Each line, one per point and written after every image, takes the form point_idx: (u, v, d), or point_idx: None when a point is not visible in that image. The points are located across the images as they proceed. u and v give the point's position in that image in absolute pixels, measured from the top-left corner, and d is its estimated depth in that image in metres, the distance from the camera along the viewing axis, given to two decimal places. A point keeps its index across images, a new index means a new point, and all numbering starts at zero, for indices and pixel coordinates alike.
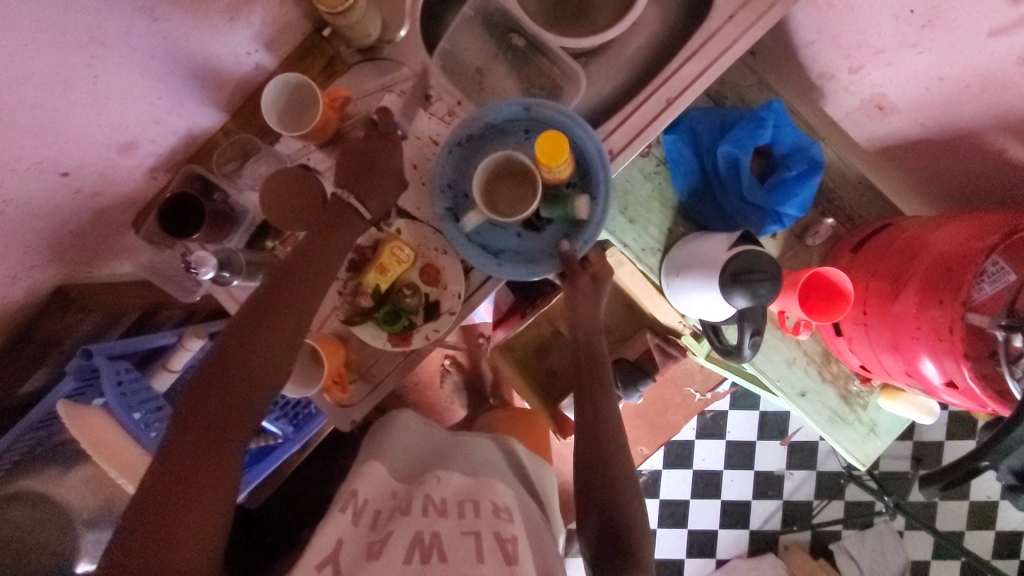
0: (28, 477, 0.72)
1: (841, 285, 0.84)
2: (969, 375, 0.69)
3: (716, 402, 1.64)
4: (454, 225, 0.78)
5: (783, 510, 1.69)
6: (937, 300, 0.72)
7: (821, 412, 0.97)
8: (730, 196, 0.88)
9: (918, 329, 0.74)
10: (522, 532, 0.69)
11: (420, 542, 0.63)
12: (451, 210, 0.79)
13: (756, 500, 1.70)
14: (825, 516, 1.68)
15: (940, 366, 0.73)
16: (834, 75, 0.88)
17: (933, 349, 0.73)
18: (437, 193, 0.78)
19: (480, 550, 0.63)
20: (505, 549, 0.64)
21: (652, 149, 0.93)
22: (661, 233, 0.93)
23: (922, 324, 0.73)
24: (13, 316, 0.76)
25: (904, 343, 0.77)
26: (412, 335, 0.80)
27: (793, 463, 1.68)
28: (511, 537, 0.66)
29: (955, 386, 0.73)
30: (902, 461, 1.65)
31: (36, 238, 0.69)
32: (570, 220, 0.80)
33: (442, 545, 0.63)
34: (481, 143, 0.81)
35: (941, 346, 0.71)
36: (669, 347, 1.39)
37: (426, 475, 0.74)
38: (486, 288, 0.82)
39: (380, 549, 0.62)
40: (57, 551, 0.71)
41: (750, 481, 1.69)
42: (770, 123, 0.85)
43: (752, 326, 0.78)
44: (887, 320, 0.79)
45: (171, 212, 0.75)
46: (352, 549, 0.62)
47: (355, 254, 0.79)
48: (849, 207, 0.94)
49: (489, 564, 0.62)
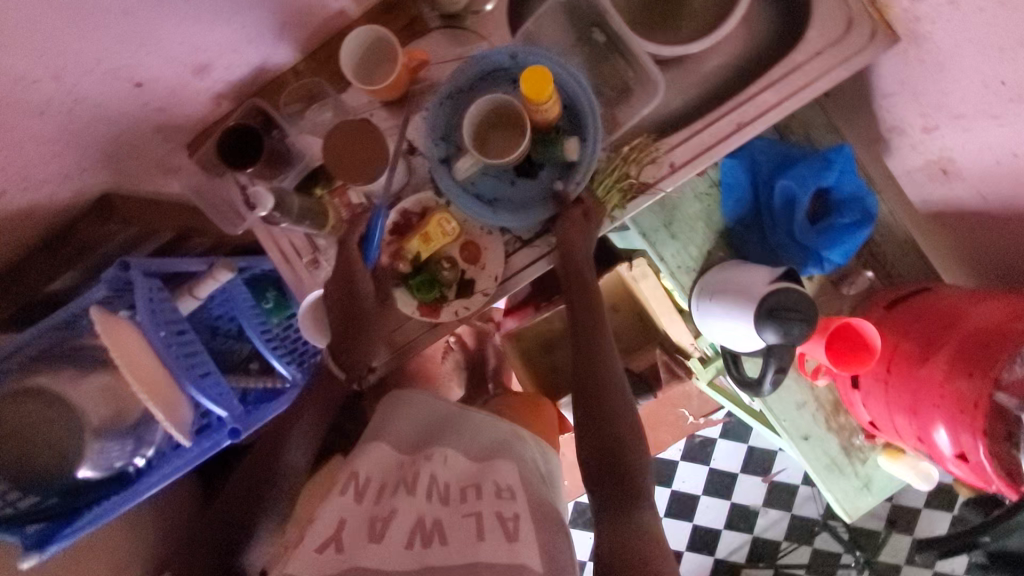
0: (43, 374, 0.73)
1: (870, 339, 0.84)
2: (983, 451, 0.69)
3: (708, 428, 1.64)
4: (448, 174, 0.78)
5: (751, 546, 1.71)
6: (965, 373, 0.72)
7: (819, 458, 0.98)
8: (779, 231, 0.88)
9: (940, 397, 0.74)
10: (524, 508, 0.68)
11: (422, 526, 0.65)
12: (445, 159, 0.78)
13: (727, 531, 1.71)
14: (791, 559, 1.70)
15: (954, 437, 0.73)
16: (906, 130, 0.88)
17: (951, 419, 0.73)
18: (429, 144, 0.78)
19: (481, 529, 0.63)
20: (506, 527, 0.64)
21: (708, 170, 0.92)
22: (700, 254, 0.93)
23: (945, 393, 0.74)
24: (55, 214, 0.76)
25: (923, 407, 0.77)
26: (442, 308, 0.80)
27: (770, 502, 1.69)
28: (513, 516, 0.66)
29: (964, 459, 0.73)
30: (877, 520, 1.66)
31: (94, 141, 0.69)
32: (562, 164, 0.78)
33: (443, 529, 0.65)
34: (467, 87, 0.79)
35: (960, 419, 0.72)
36: (674, 366, 1.38)
37: (430, 453, 0.77)
38: (522, 276, 0.82)
39: (382, 531, 0.64)
40: (61, 454, 0.71)
41: (725, 511, 1.70)
42: (836, 168, 0.84)
43: (777, 362, 0.78)
44: (911, 383, 0.79)
45: (230, 141, 0.75)
46: (356, 526, 0.64)
47: (400, 218, 0.79)
48: (890, 264, 0.94)
49: (490, 541, 0.62)
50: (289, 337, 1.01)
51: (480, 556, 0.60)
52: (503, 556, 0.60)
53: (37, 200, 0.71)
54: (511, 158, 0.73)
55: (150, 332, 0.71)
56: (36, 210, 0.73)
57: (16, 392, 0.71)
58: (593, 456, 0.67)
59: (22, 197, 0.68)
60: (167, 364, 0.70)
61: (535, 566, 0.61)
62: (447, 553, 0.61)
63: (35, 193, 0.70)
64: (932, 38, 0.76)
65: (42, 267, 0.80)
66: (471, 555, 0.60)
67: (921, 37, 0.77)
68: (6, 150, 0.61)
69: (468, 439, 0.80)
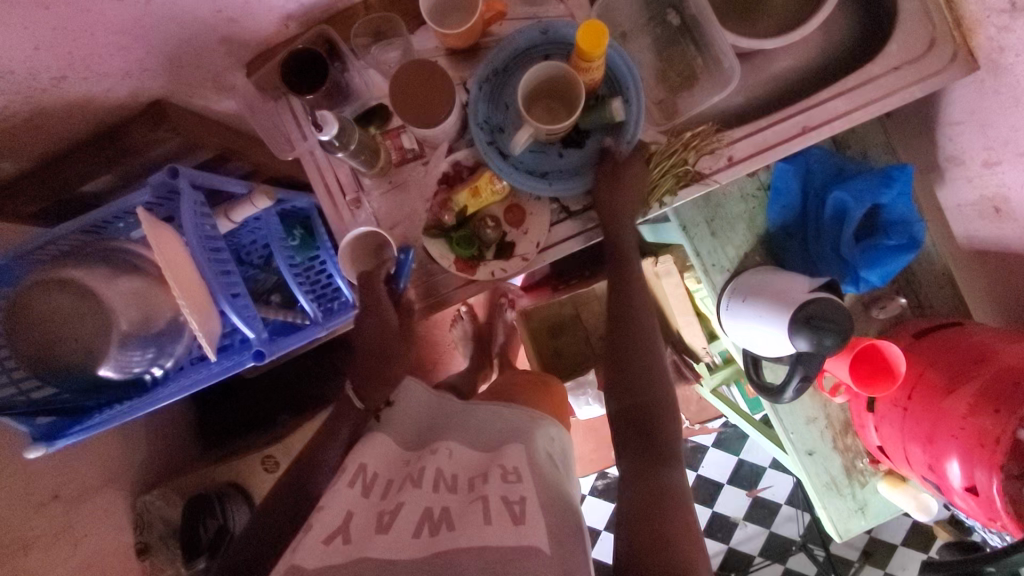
0: (73, 268, 0.72)
1: (894, 365, 0.83)
2: (995, 487, 0.69)
3: (702, 435, 1.65)
4: (500, 158, 0.76)
5: (724, 555, 1.72)
6: (991, 409, 0.72)
7: (820, 475, 0.98)
8: (822, 243, 0.88)
9: (959, 430, 0.75)
10: (531, 491, 0.65)
11: (429, 516, 0.62)
12: (493, 144, 0.76)
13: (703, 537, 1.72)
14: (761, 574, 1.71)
15: (968, 470, 0.73)
16: (965, 161, 0.87)
17: (967, 453, 0.73)
18: (475, 130, 0.75)
19: (488, 512, 0.61)
20: (512, 510, 0.61)
21: (759, 172, 0.91)
22: (737, 255, 0.92)
23: (965, 426, 0.74)
24: (107, 111, 0.75)
25: (939, 438, 0.77)
26: (477, 266, 0.79)
27: (751, 516, 1.70)
28: (519, 499, 0.63)
29: (974, 493, 0.73)
30: (852, 550, 1.68)
31: (162, 42, 0.68)
32: (608, 126, 0.76)
33: (451, 518, 0.62)
34: (502, 69, 0.76)
35: (978, 453, 0.72)
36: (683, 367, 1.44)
37: (434, 446, 0.72)
38: (563, 246, 0.81)
39: (390, 522, 0.61)
40: (86, 351, 0.71)
41: (705, 517, 1.72)
42: (895, 186, 0.83)
43: (803, 369, 0.78)
44: (931, 413, 0.79)
45: (294, 65, 0.74)
46: (362, 521, 0.61)
47: (450, 168, 0.79)
48: (924, 295, 0.93)
49: (496, 524, 0.59)
50: (313, 274, 1.03)
51: (487, 539, 0.57)
52: (511, 538, 0.58)
53: (95, 93, 0.70)
54: (568, 129, 0.71)
55: (191, 242, 0.71)
56: (91, 104, 0.72)
57: (48, 282, 0.70)
58: (625, 432, 0.69)
59: (82, 86, 0.68)
60: (203, 276, 0.70)
61: (545, 549, 0.59)
62: (454, 538, 0.58)
63: (94, 85, 0.69)
64: (1013, 70, 0.74)
65: (83, 163, 0.79)
66: (479, 538, 0.58)
67: (1001, 68, 0.76)
68: (77, 33, 0.61)
69: (473, 431, 0.75)
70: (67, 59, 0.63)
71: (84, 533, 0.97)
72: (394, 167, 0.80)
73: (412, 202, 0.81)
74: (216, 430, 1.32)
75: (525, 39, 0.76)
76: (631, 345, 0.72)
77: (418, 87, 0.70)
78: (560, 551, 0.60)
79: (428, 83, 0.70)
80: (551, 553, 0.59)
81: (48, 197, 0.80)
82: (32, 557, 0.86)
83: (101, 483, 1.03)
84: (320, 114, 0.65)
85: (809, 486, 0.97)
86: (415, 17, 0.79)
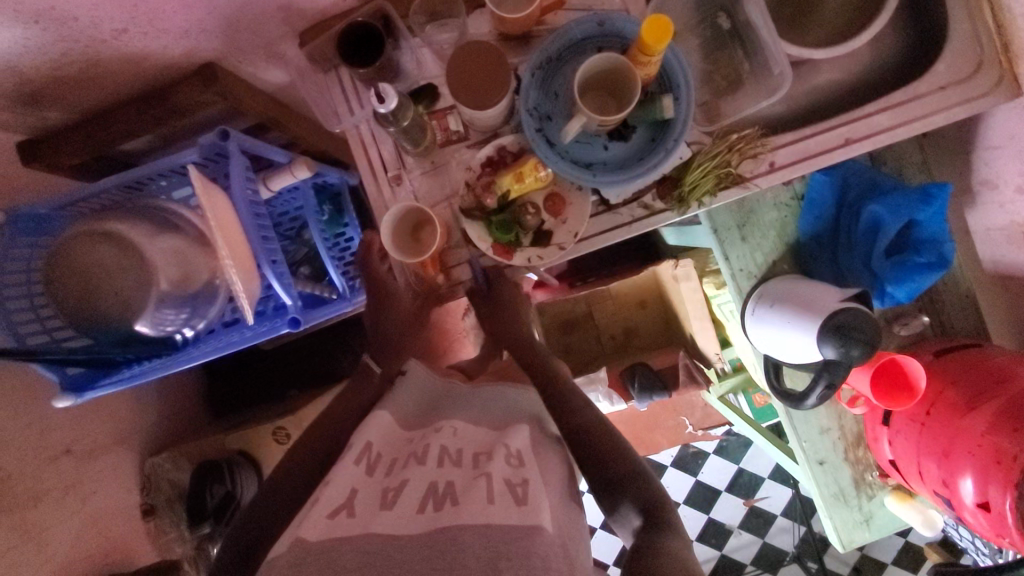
0: (116, 221, 0.73)
1: (914, 380, 0.85)
2: (1009, 503, 0.70)
3: (704, 441, 1.66)
4: (547, 145, 0.76)
5: (716, 561, 1.74)
6: (1010, 428, 0.73)
7: (829, 485, 0.99)
8: (853, 255, 0.89)
9: (976, 447, 0.76)
10: (535, 476, 0.62)
11: (434, 490, 0.58)
12: (541, 131, 0.76)
13: (698, 542, 1.73)
14: None
15: (981, 486, 0.74)
16: (998, 186, 0.88)
17: (982, 470, 0.74)
18: (525, 117, 0.76)
19: (492, 491, 0.57)
20: (516, 492, 0.57)
21: (794, 182, 0.92)
22: (765, 262, 0.93)
23: (983, 444, 0.75)
24: (158, 67, 0.74)
25: (956, 452, 0.78)
26: (515, 252, 0.80)
27: (746, 525, 1.72)
28: (522, 482, 0.59)
29: (987, 509, 0.74)
30: (844, 565, 1.69)
31: (225, 3, 0.68)
32: (656, 122, 0.77)
33: (455, 494, 0.58)
34: (556, 59, 0.77)
35: (993, 471, 0.73)
36: (696, 372, 1.37)
37: (437, 427, 0.69)
38: (598, 239, 0.81)
39: (395, 497, 0.57)
40: (124, 305, 0.71)
41: (701, 523, 1.73)
42: (934, 204, 0.83)
43: (827, 380, 0.79)
44: (947, 429, 0.81)
45: (350, 38, 0.75)
46: (368, 497, 0.58)
47: (495, 153, 0.79)
48: (946, 316, 0.94)
49: (500, 504, 0.55)
50: (340, 251, 1.04)
51: (492, 519, 0.53)
52: (514, 519, 0.54)
53: (153, 49, 0.70)
54: (620, 119, 0.71)
55: (238, 204, 0.73)
56: (147, 60, 0.72)
57: (91, 234, 0.71)
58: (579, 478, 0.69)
59: (142, 41, 0.68)
60: (247, 238, 0.73)
61: (550, 528, 0.55)
62: (459, 513, 0.54)
63: (153, 41, 0.69)
64: None
65: (128, 119, 0.78)
66: (484, 514, 0.54)
67: None
68: None
69: (476, 411, 0.73)
70: (133, 12, 0.63)
71: (94, 488, 0.97)
72: (437, 147, 0.81)
73: (453, 183, 0.81)
74: (225, 399, 1.32)
75: (581, 31, 0.76)
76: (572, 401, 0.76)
77: (476, 67, 0.72)
78: (563, 536, 0.57)
79: (487, 64, 0.71)
80: (555, 532, 0.55)
81: (86, 150, 0.79)
82: (43, 508, 0.86)
83: (112, 441, 1.03)
84: (383, 85, 0.66)
85: (817, 495, 0.98)
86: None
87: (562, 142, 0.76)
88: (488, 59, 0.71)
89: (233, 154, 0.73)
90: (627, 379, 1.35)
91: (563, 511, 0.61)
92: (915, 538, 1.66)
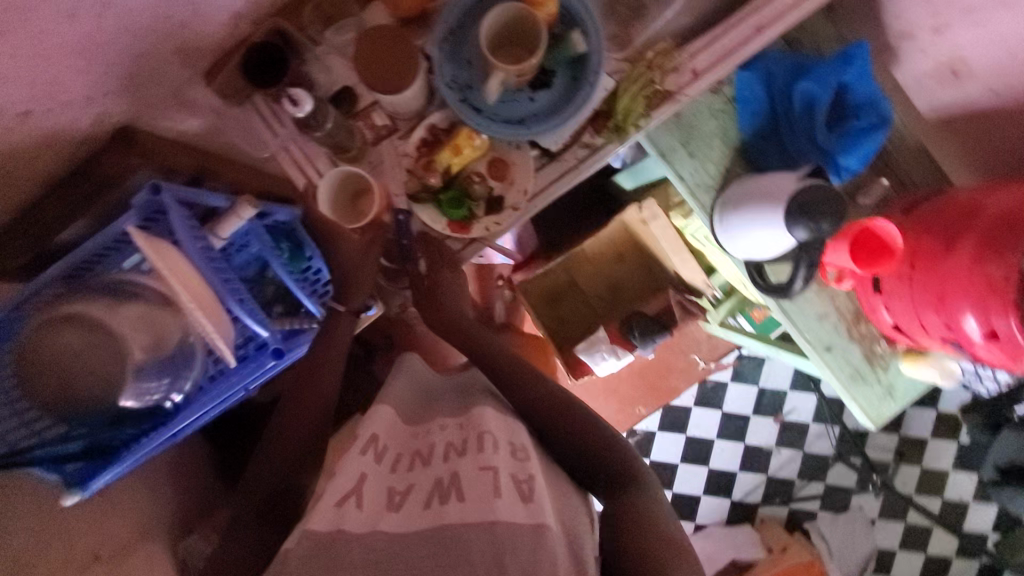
0: (76, 302, 0.72)
1: (891, 240, 0.85)
2: (1014, 323, 0.72)
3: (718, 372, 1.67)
4: (476, 113, 0.76)
5: (765, 486, 1.73)
6: (994, 255, 0.74)
7: (843, 368, 1.00)
8: (799, 139, 0.89)
9: (968, 283, 0.76)
10: (539, 469, 0.63)
11: (440, 485, 0.60)
12: (465, 101, 0.76)
13: (742, 472, 1.73)
14: (805, 495, 1.72)
15: (985, 319, 0.75)
16: (916, 34, 0.89)
17: (980, 303, 0.75)
18: (446, 91, 0.75)
19: (496, 485, 0.57)
20: (521, 488, 0.58)
21: (722, 88, 0.93)
22: (719, 172, 0.94)
23: (973, 278, 0.76)
24: (74, 145, 0.74)
25: (951, 295, 0.79)
26: (472, 225, 0.81)
27: (782, 442, 1.72)
28: (528, 478, 0.60)
29: (996, 339, 0.75)
30: (886, 453, 1.71)
31: (119, 57, 0.68)
32: (573, 60, 0.77)
33: (459, 484, 0.59)
34: (458, 27, 0.76)
35: (990, 300, 0.74)
36: (690, 305, 1.37)
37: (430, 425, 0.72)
38: (550, 191, 0.82)
39: (401, 499, 0.60)
40: (106, 382, 0.69)
41: (739, 452, 1.72)
42: (856, 64, 0.86)
43: (807, 262, 0.82)
44: (935, 276, 0.81)
45: (254, 62, 0.75)
46: (375, 492, 0.61)
47: (428, 133, 0.79)
48: (904, 173, 0.96)
49: (506, 497, 0.56)
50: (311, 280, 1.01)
51: (497, 514, 0.54)
52: (521, 516, 0.55)
53: (63, 124, 0.69)
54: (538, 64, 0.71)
55: (189, 252, 0.73)
56: (60, 138, 0.71)
57: (57, 319, 0.69)
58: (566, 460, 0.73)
59: (49, 117, 0.67)
60: (207, 282, 0.72)
61: (555, 526, 0.55)
62: (463, 510, 0.56)
63: (59, 114, 0.68)
64: None
65: (58, 206, 0.77)
66: (487, 511, 0.55)
67: None
68: (36, 57, 0.60)
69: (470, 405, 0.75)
70: (30, 88, 0.62)
71: None
72: (370, 147, 0.81)
73: (395, 175, 0.81)
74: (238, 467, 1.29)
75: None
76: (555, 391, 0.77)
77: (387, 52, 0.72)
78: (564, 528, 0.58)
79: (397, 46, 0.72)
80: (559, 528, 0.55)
81: (26, 252, 0.77)
82: None
83: None
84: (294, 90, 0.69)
85: (835, 380, 0.98)
86: None
87: (490, 105, 0.75)
88: (395, 41, 0.72)
89: (169, 206, 0.73)
90: (626, 330, 1.35)
91: (560, 505, 0.62)
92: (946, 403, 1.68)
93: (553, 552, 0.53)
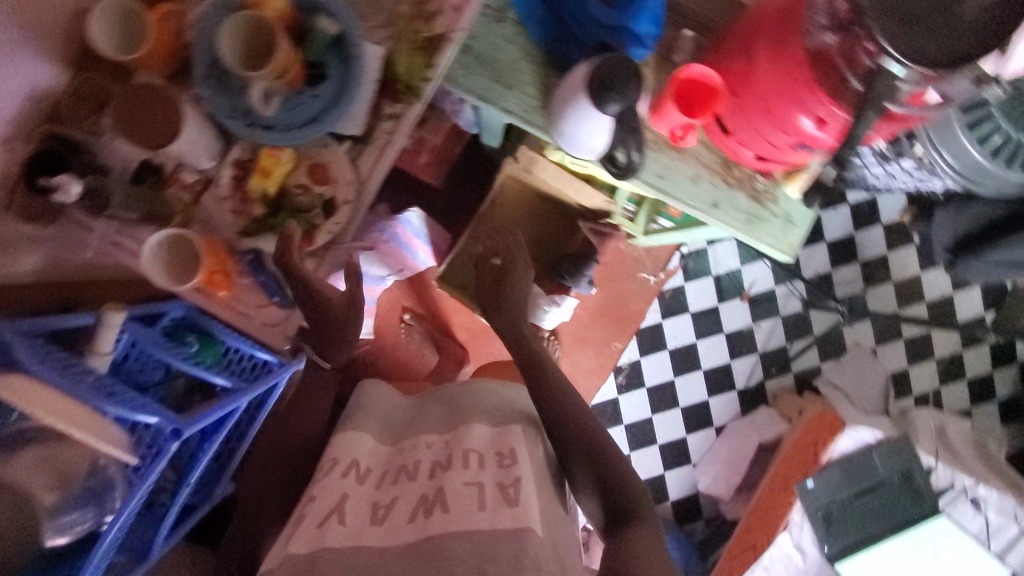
0: None
1: (708, 79, 0.87)
2: (829, 102, 0.74)
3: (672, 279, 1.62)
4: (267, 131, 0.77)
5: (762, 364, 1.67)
6: (790, 49, 0.76)
7: (736, 216, 1.00)
8: (587, 25, 0.90)
9: (782, 84, 0.77)
10: (523, 471, 0.81)
11: (424, 500, 0.77)
12: (253, 125, 0.77)
13: (735, 361, 1.67)
14: (802, 356, 1.66)
15: (810, 108, 0.76)
16: None
17: (799, 97, 0.76)
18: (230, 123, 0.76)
19: (482, 499, 0.75)
20: (507, 495, 0.76)
21: (505, 14, 0.95)
22: (538, 90, 0.95)
23: (783, 77, 0.77)
24: None
25: (776, 103, 0.79)
26: (317, 234, 0.83)
27: (759, 316, 1.67)
28: (512, 483, 0.78)
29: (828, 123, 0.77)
30: (856, 283, 1.66)
31: None
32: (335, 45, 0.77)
33: (444, 497, 0.76)
34: (215, 60, 0.76)
35: (804, 90, 0.75)
36: (601, 227, 1.35)
37: (411, 443, 0.91)
38: (376, 173, 0.83)
39: (384, 514, 0.77)
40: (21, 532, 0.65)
41: (724, 343, 1.66)
42: None
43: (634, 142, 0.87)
44: (754, 93, 0.82)
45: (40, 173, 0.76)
46: (358, 506, 0.79)
47: (236, 169, 0.81)
48: (701, 18, 0.98)
49: (486, 509, 0.73)
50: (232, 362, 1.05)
51: (480, 524, 0.71)
52: (504, 521, 0.72)
53: None
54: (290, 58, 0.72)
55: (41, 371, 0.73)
56: None
57: None
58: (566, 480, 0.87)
59: None
60: (73, 399, 0.71)
61: (534, 528, 0.72)
62: (444, 519, 0.72)
63: None
64: None
65: None
66: (471, 523, 0.71)
67: None
68: None
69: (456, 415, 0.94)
70: None
71: None
72: (193, 206, 0.83)
73: (226, 222, 0.82)
74: None
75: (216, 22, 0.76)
76: (564, 408, 0.91)
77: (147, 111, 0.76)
78: (545, 532, 0.74)
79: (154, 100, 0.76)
80: (541, 532, 0.72)
81: None
82: None
83: None
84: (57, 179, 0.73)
85: (732, 230, 0.99)
86: (120, 71, 0.81)
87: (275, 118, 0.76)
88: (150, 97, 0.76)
89: (11, 344, 0.76)
90: (558, 277, 1.36)
91: (545, 513, 0.78)
92: (890, 208, 1.63)
93: (535, 554, 0.69)
